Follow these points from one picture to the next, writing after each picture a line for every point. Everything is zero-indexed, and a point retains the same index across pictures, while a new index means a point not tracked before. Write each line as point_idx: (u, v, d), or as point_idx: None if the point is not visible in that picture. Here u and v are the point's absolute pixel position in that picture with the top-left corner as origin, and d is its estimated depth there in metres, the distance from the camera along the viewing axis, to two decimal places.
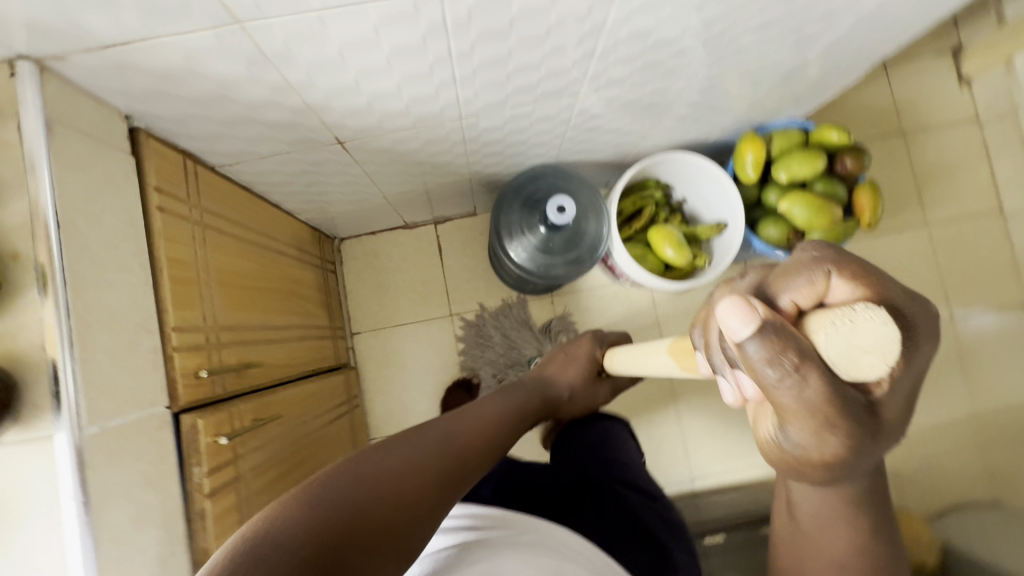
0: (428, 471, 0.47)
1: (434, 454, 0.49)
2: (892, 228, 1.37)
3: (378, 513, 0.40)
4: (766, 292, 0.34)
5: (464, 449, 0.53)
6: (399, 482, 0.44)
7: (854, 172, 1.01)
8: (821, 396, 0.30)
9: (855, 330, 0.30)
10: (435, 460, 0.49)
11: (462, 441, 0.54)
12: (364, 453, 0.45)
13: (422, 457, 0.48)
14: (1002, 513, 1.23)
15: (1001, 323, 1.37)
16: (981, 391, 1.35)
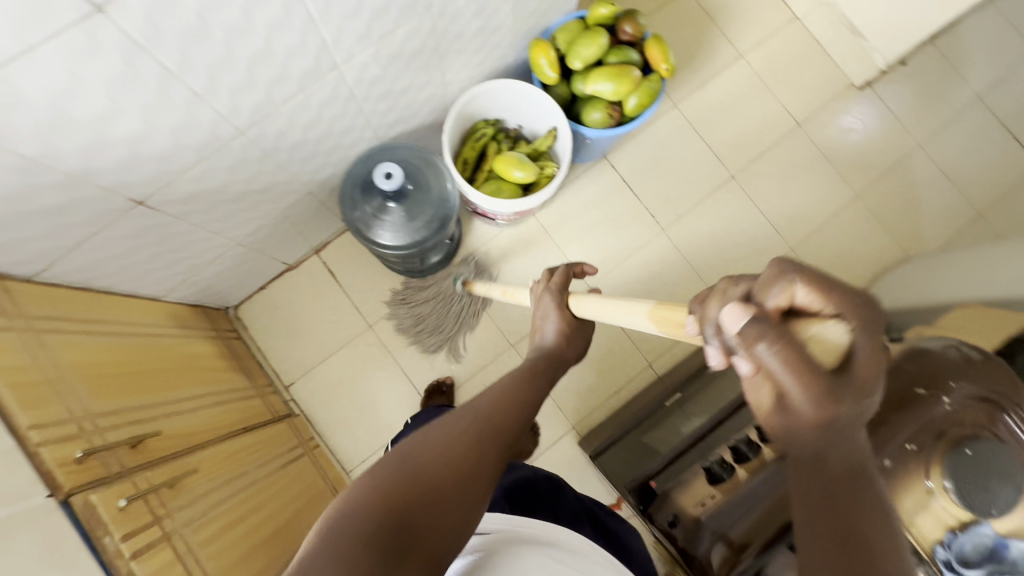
0: (475, 433, 0.53)
1: (477, 417, 0.55)
2: (716, 71, 1.47)
3: (437, 479, 0.48)
4: (753, 297, 0.38)
5: (499, 412, 0.57)
6: (450, 454, 0.50)
7: (637, 34, 1.09)
8: (784, 366, 0.35)
9: (822, 333, 0.35)
10: (478, 425, 0.54)
11: (496, 408, 0.57)
12: (418, 438, 0.52)
13: (471, 426, 0.54)
14: (913, 262, 1.35)
15: (840, 108, 1.49)
16: (852, 173, 1.47)
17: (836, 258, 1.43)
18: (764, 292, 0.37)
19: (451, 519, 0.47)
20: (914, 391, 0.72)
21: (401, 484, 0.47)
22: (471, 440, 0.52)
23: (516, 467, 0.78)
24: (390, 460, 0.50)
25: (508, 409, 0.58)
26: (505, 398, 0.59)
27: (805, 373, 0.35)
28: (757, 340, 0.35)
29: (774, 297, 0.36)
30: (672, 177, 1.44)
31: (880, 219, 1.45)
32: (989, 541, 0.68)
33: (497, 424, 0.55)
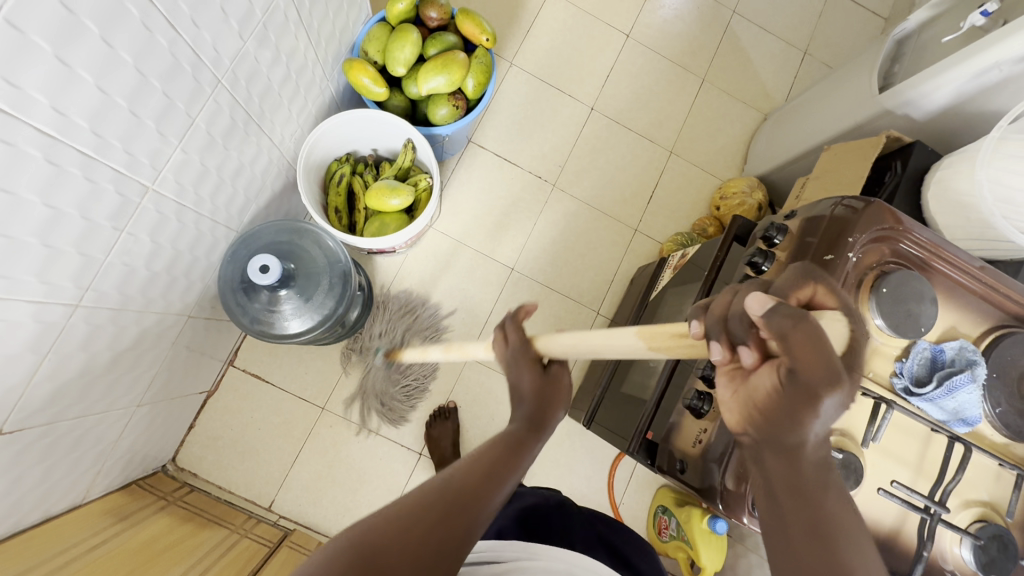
0: (440, 511, 0.48)
1: (447, 488, 0.50)
2: (532, 18, 1.47)
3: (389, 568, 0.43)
4: (783, 292, 0.44)
5: (475, 483, 0.51)
6: (415, 533, 0.46)
7: (443, 14, 1.04)
8: (803, 353, 0.38)
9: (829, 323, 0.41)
10: (450, 499, 0.49)
11: (473, 478, 0.52)
12: (384, 510, 0.47)
13: (440, 508, 0.48)
14: (773, 119, 1.45)
15: (655, 6, 1.53)
16: (690, 60, 1.53)
17: (711, 141, 1.50)
18: (787, 289, 0.44)
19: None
20: (823, 260, 0.65)
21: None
22: (439, 524, 0.47)
23: (528, 494, 0.81)
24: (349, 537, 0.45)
25: (479, 491, 0.51)
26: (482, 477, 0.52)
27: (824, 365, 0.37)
28: (778, 325, 0.38)
29: (796, 293, 0.44)
30: (540, 133, 1.43)
31: (731, 93, 1.53)
32: (928, 353, 0.63)
33: (471, 500, 0.50)
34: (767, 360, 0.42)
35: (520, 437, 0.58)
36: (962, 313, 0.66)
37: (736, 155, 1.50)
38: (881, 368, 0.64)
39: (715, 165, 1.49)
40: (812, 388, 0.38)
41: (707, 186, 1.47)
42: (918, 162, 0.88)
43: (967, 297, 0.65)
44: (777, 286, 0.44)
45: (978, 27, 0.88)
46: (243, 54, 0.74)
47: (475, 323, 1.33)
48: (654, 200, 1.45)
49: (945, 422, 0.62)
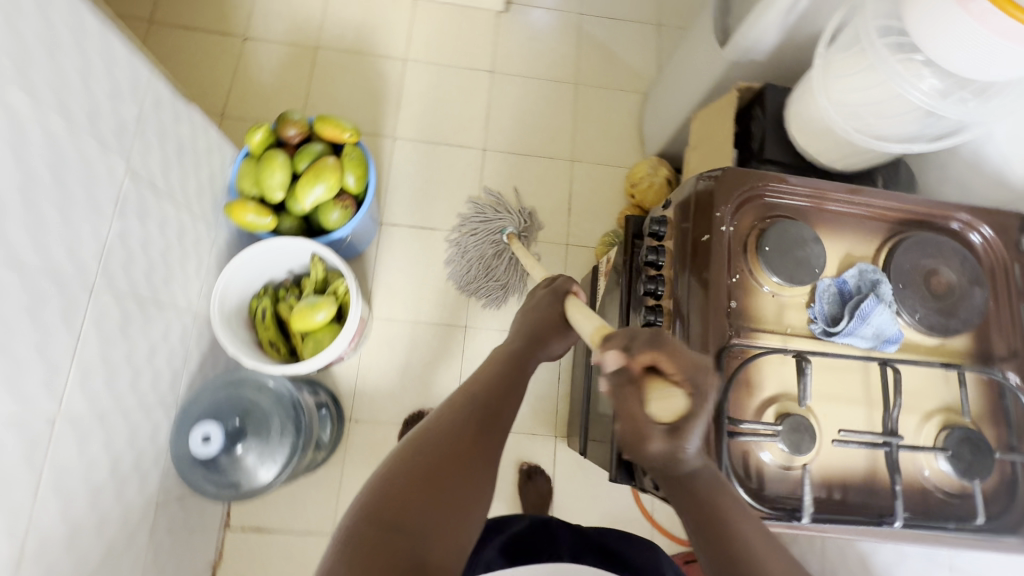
0: (453, 447, 0.50)
1: (462, 417, 0.54)
2: (399, 85, 1.52)
3: (430, 463, 0.48)
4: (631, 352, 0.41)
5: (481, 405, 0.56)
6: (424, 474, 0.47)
7: (301, 128, 1.07)
8: (632, 411, 0.40)
9: (663, 400, 0.40)
10: (461, 423, 0.53)
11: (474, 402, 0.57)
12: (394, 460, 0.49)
13: (462, 424, 0.53)
14: (651, 96, 1.49)
15: (507, 33, 1.59)
16: (557, 69, 1.58)
17: (605, 135, 1.54)
18: (626, 350, 0.42)
19: (462, 500, 0.47)
20: (703, 240, 0.65)
21: (409, 492, 0.46)
22: (461, 435, 0.52)
23: (511, 517, 0.78)
24: (383, 474, 0.48)
25: (494, 410, 0.57)
26: (486, 400, 0.57)
27: (639, 424, 0.41)
28: (614, 394, 0.42)
29: (637, 356, 0.41)
30: (445, 188, 1.46)
31: (606, 87, 1.58)
32: (833, 289, 0.63)
33: (484, 420, 0.55)
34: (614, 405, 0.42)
35: (518, 357, 0.67)
36: (851, 237, 0.67)
37: (633, 139, 1.54)
38: (798, 319, 0.64)
39: (617, 156, 1.52)
40: (637, 438, 0.41)
41: (618, 178, 1.50)
42: (774, 103, 0.91)
43: (848, 220, 0.67)
44: (621, 345, 0.43)
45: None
46: (109, 250, 0.75)
47: (450, 391, 1.32)
48: (574, 210, 1.47)
49: (870, 347, 0.62)
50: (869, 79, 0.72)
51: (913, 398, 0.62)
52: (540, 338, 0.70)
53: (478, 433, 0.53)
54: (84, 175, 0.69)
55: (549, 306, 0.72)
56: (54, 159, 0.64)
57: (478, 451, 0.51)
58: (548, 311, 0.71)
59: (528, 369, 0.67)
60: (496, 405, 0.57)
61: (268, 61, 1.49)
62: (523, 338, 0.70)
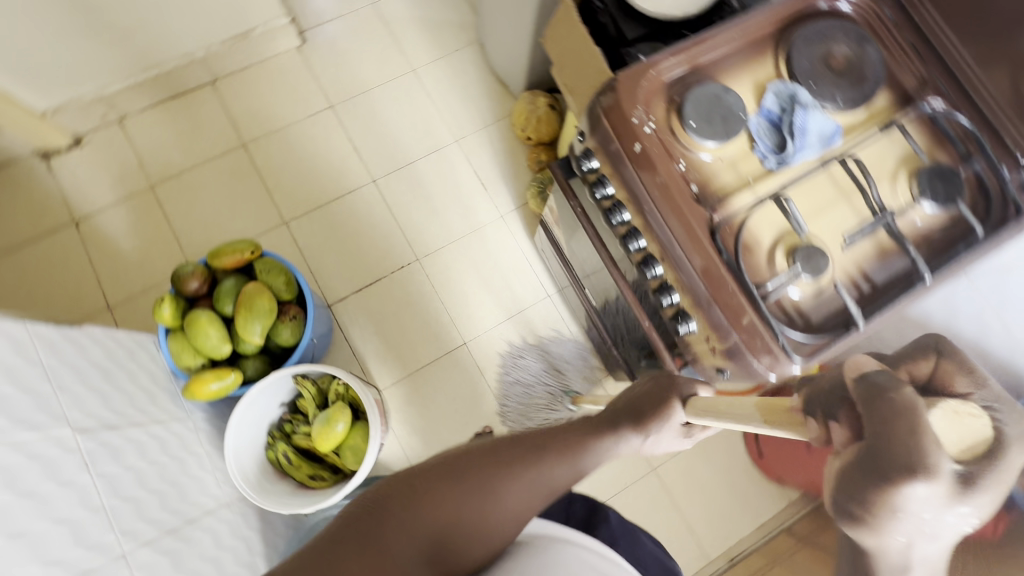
0: (493, 480, 0.53)
1: (524, 447, 0.56)
2: (257, 169, 1.42)
3: (462, 470, 0.53)
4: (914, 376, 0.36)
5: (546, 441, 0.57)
6: (458, 490, 0.52)
7: (201, 275, 0.98)
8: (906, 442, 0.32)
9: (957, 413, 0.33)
10: (522, 454, 0.55)
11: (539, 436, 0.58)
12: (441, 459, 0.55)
13: (514, 449, 0.56)
14: (488, 40, 1.45)
15: (321, 58, 1.50)
16: (389, 66, 1.51)
17: (472, 99, 1.50)
18: (898, 360, 0.38)
19: (472, 520, 0.51)
20: (635, 151, 0.66)
21: (436, 477, 0.52)
22: (497, 456, 0.55)
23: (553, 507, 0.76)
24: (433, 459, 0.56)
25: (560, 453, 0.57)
26: (552, 437, 0.58)
27: (914, 449, 0.32)
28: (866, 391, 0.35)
29: (909, 367, 0.37)
30: (363, 236, 1.40)
31: (442, 55, 1.52)
32: (763, 123, 0.66)
33: (542, 461, 0.55)
34: (849, 438, 0.36)
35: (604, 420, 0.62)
36: (751, 69, 0.68)
37: (497, 88, 1.51)
38: (752, 164, 0.66)
39: (493, 112, 1.49)
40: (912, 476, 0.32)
41: (507, 131, 1.48)
42: None
43: (741, 54, 0.68)
44: (883, 358, 0.39)
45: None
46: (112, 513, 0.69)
47: (490, 405, 1.32)
48: (488, 183, 1.44)
49: (822, 152, 0.65)
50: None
51: (876, 169, 0.66)
52: (627, 415, 0.61)
53: (526, 467, 0.54)
54: (38, 465, 0.62)
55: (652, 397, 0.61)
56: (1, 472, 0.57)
57: (513, 481, 0.53)
58: (647, 394, 0.62)
59: (619, 434, 0.60)
60: (562, 446, 0.57)
61: (116, 228, 1.35)
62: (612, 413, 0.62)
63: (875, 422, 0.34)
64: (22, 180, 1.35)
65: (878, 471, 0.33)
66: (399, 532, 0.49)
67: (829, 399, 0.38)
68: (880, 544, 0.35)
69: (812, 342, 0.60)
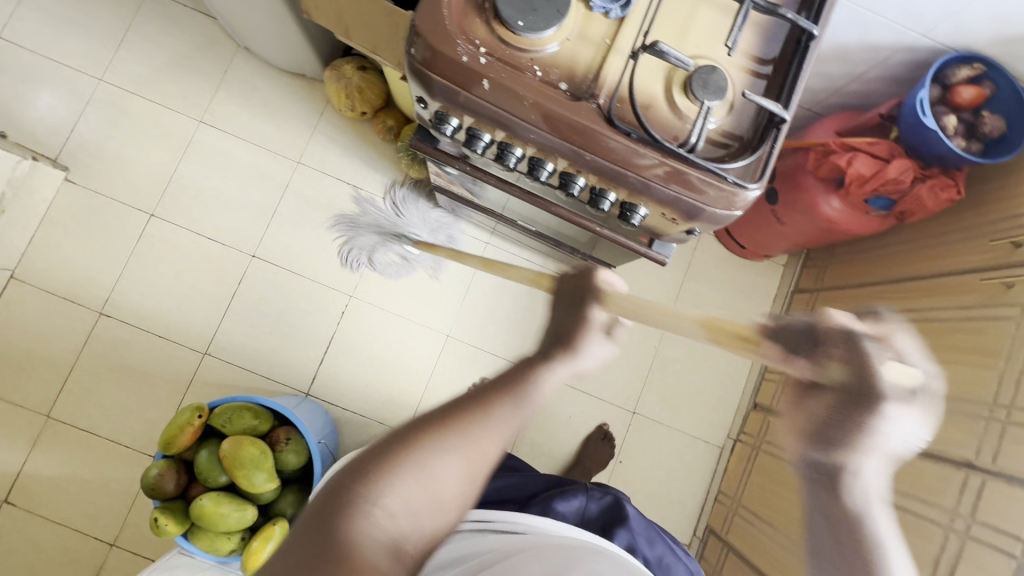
0: (455, 440, 0.54)
1: (480, 415, 0.56)
2: (133, 327, 1.24)
3: (406, 451, 0.53)
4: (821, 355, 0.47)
5: (494, 406, 0.57)
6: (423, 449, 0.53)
7: (171, 468, 0.89)
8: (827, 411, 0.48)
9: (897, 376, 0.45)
10: (474, 420, 0.56)
11: (495, 398, 0.58)
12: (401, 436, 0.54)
13: (456, 422, 0.55)
14: (250, 40, 1.23)
15: (99, 175, 1.25)
16: (173, 135, 1.28)
17: (281, 112, 1.30)
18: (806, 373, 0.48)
19: (435, 495, 0.53)
20: (485, 89, 0.57)
21: (390, 454, 0.52)
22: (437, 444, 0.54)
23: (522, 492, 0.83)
24: (381, 443, 0.54)
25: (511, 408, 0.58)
26: (481, 398, 0.58)
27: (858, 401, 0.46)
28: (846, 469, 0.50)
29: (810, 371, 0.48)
30: (286, 313, 1.27)
31: (217, 86, 1.29)
32: None
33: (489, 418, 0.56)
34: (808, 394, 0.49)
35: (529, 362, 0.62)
36: None
37: (297, 82, 1.31)
38: (599, 26, 0.59)
39: (312, 108, 1.31)
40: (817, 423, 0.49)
41: (339, 119, 1.31)
42: None
43: None
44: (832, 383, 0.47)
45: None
46: None
47: (507, 368, 1.31)
48: (358, 180, 1.31)
49: None
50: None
51: None
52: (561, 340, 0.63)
53: (464, 432, 0.55)
54: None
55: (558, 327, 0.64)
56: None
57: (471, 438, 0.55)
58: (567, 321, 0.64)
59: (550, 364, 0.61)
60: (490, 407, 0.57)
61: (50, 477, 1.19)
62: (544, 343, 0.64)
63: (844, 385, 0.46)
64: None
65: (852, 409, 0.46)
66: (348, 526, 0.48)
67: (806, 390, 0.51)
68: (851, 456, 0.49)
69: (754, 160, 0.58)
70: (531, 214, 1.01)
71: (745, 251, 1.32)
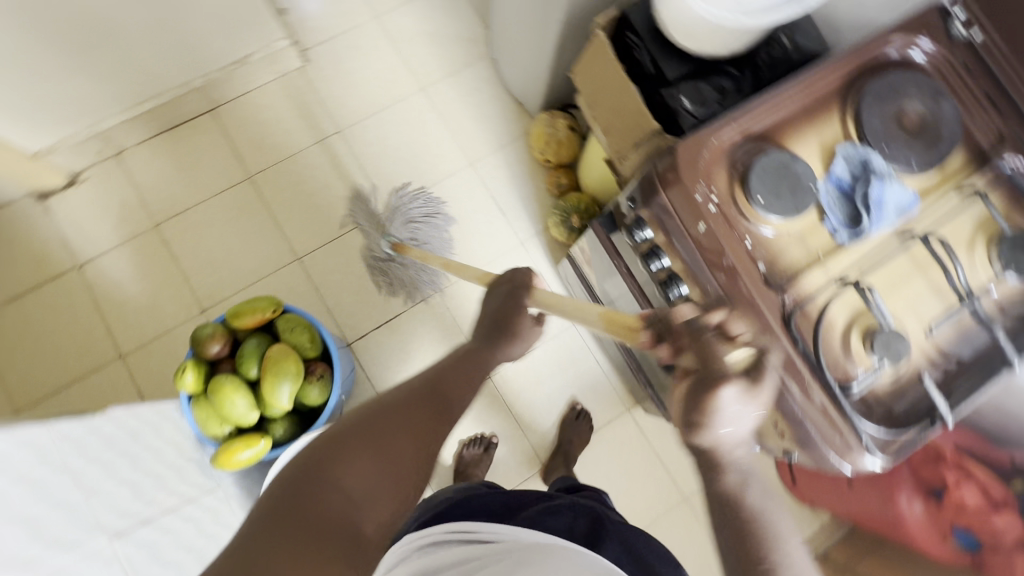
0: (404, 427, 0.49)
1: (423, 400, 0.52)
2: (261, 204, 1.35)
3: (356, 450, 0.46)
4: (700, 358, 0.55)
5: (444, 392, 0.54)
6: (370, 438, 0.48)
7: (224, 336, 0.94)
8: (705, 394, 0.49)
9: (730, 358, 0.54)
10: (423, 401, 0.52)
11: (443, 385, 0.55)
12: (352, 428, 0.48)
13: (408, 405, 0.51)
14: (501, 55, 1.37)
15: (322, 79, 1.42)
16: (394, 85, 1.43)
17: (485, 119, 1.43)
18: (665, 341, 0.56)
19: (389, 490, 0.46)
20: (698, 231, 0.62)
21: (340, 449, 0.46)
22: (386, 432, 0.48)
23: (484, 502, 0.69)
24: (343, 422, 0.49)
25: (449, 395, 0.54)
26: (434, 383, 0.54)
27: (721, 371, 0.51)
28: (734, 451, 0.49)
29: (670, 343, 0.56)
30: (379, 270, 1.34)
31: (451, 71, 1.45)
32: (833, 193, 0.61)
33: (438, 399, 0.53)
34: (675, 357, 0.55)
35: (473, 349, 0.60)
36: (817, 129, 0.64)
37: (511, 105, 1.44)
38: (822, 239, 0.61)
39: (509, 131, 1.43)
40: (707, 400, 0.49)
41: (524, 152, 1.41)
42: (641, 20, 0.85)
43: (805, 114, 0.64)
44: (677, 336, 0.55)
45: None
46: None
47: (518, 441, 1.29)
48: (506, 206, 1.39)
49: (896, 223, 0.61)
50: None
51: (954, 237, 0.62)
52: (508, 331, 0.61)
53: (415, 420, 0.50)
54: None
55: (513, 306, 0.62)
56: None
57: (420, 430, 0.50)
58: (506, 307, 0.62)
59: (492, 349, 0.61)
60: (438, 386, 0.54)
61: (118, 274, 1.29)
62: (485, 330, 0.62)
63: (704, 368, 0.51)
64: (18, 224, 1.28)
65: (708, 385, 0.49)
66: (307, 508, 0.43)
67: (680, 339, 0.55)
68: (716, 437, 0.49)
69: (891, 437, 0.57)
70: (634, 324, 1.04)
71: (794, 488, 1.25)
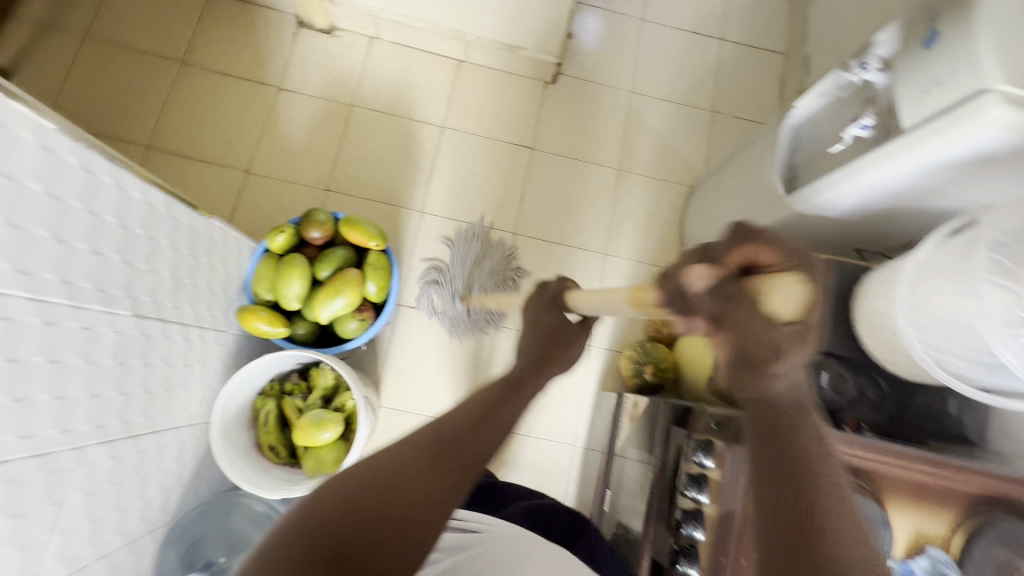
0: (451, 443, 0.47)
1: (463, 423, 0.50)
2: (432, 150, 1.44)
3: (406, 480, 0.43)
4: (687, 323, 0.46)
5: (485, 418, 0.52)
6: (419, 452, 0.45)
7: (328, 231, 1.00)
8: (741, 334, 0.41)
9: (775, 291, 0.40)
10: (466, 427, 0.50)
11: (484, 412, 0.52)
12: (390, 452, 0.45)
13: (453, 424, 0.49)
14: (700, 195, 1.40)
15: (552, 102, 1.51)
16: (600, 149, 1.49)
17: (645, 229, 1.45)
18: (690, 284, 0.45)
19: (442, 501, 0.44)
20: (753, 515, 0.61)
21: (376, 471, 0.43)
22: (446, 447, 0.47)
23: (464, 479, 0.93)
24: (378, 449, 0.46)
25: (497, 415, 0.53)
26: (477, 406, 0.54)
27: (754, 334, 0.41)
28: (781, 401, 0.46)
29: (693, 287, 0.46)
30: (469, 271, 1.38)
31: (651, 174, 1.49)
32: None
33: (481, 423, 0.51)
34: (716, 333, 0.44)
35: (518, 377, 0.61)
36: (922, 514, 0.61)
37: (674, 237, 1.46)
38: None
39: (655, 254, 1.44)
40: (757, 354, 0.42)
41: (652, 279, 1.42)
42: (841, 282, 0.83)
43: (921, 490, 0.60)
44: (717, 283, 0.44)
45: (866, 83, 0.85)
46: (107, 400, 0.69)
47: None
48: None
49: None
50: (958, 303, 0.64)
51: None
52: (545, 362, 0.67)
53: (456, 440, 0.48)
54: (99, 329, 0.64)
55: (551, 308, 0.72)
56: (50, 335, 0.57)
57: (470, 443, 0.48)
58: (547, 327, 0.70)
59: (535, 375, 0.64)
60: (480, 408, 0.54)
61: (297, 115, 1.42)
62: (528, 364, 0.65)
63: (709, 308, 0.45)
64: (270, 28, 1.45)
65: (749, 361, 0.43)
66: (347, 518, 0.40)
67: (724, 301, 0.41)
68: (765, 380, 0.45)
69: None
70: (626, 495, 1.00)
71: None
